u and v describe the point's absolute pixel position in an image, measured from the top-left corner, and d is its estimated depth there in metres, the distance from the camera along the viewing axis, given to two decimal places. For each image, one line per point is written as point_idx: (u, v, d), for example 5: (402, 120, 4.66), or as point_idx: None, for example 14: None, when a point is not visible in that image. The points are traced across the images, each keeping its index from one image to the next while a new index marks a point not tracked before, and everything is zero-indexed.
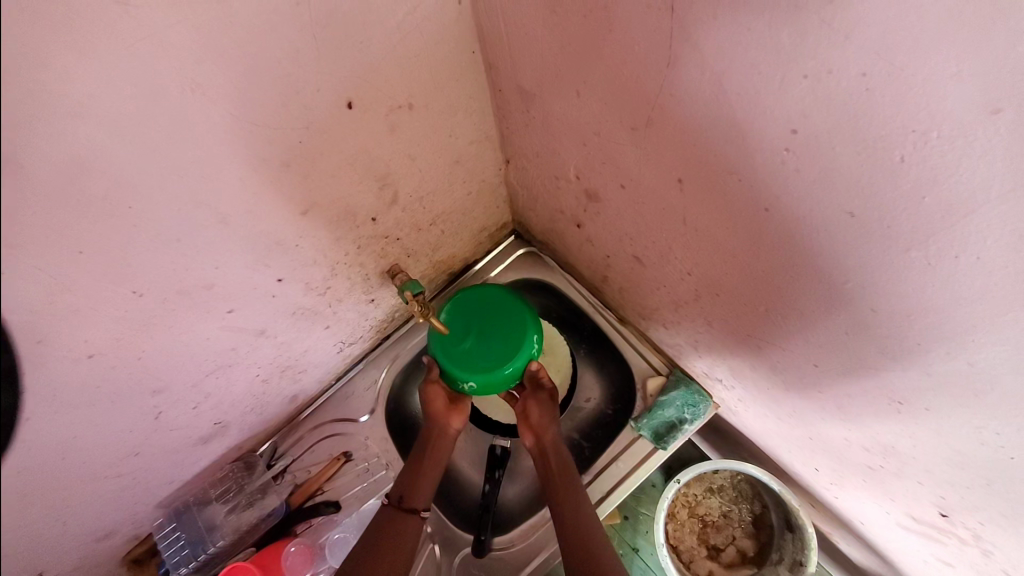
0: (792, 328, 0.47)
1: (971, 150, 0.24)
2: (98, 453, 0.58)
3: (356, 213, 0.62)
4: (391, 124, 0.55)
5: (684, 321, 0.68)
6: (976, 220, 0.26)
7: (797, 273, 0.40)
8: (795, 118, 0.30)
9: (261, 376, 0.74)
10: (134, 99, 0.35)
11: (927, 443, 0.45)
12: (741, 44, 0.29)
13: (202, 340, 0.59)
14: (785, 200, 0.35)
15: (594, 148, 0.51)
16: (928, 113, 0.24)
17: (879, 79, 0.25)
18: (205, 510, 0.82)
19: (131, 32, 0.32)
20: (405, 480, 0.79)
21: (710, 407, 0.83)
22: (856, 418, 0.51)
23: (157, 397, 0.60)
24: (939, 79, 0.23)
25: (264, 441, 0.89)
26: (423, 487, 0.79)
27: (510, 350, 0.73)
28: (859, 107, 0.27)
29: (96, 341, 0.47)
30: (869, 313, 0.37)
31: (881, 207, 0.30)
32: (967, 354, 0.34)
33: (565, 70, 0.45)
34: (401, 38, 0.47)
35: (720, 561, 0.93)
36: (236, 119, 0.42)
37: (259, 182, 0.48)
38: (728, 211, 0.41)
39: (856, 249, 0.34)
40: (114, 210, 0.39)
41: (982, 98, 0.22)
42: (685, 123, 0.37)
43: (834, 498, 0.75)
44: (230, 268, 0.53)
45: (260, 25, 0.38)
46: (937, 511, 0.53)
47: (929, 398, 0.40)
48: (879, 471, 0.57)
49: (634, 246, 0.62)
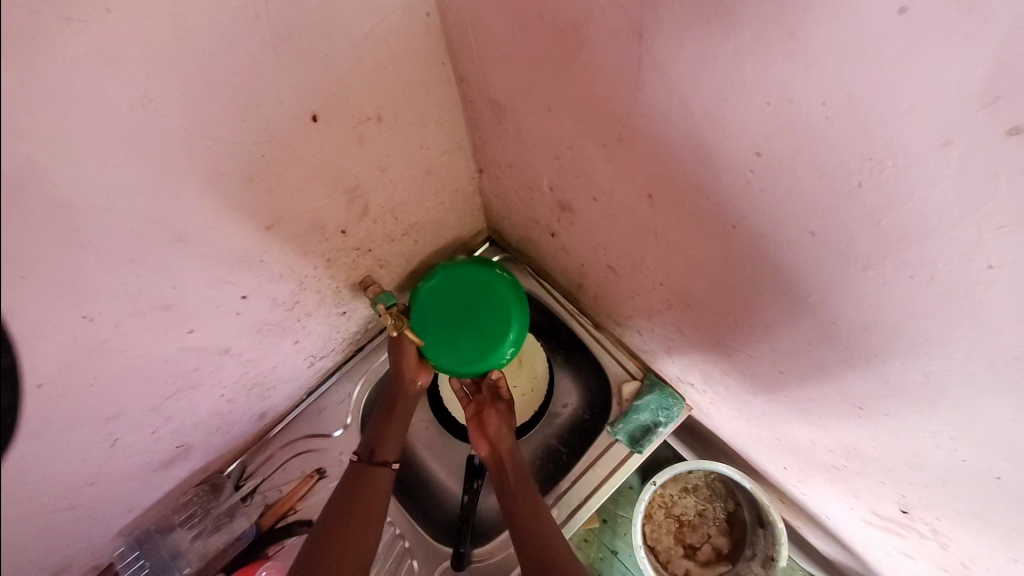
0: (759, 337, 0.49)
1: (924, 178, 0.25)
2: (47, 486, 0.55)
3: (325, 226, 0.60)
4: (360, 137, 0.53)
5: (657, 329, 0.69)
6: (931, 243, 0.28)
7: (763, 286, 0.41)
8: (759, 141, 0.31)
9: (227, 396, 0.71)
10: (79, 117, 0.33)
11: (887, 446, 0.47)
12: (706, 69, 0.29)
13: (162, 361, 0.56)
14: (752, 218, 0.36)
15: (566, 162, 0.52)
16: (883, 143, 0.25)
17: (839, 108, 0.26)
18: (169, 537, 0.78)
19: (73, 47, 0.30)
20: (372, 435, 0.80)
21: (684, 409, 0.84)
22: (820, 422, 0.53)
23: (113, 424, 0.56)
24: (892, 113, 0.24)
25: (232, 461, 0.86)
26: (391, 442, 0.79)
27: (486, 350, 0.76)
28: (819, 134, 0.27)
29: (41, 370, 0.44)
30: (831, 325, 0.39)
31: (841, 227, 0.31)
32: (922, 365, 0.35)
33: (536, 86, 0.45)
34: (367, 50, 0.46)
35: (696, 559, 0.95)
36: (194, 135, 0.40)
37: (221, 199, 0.46)
38: (697, 226, 0.42)
39: (819, 266, 0.35)
40: (60, 233, 0.37)
41: (934, 130, 0.23)
42: (654, 142, 0.37)
43: (802, 495, 0.78)
44: (189, 288, 0.51)
45: (217, 39, 0.36)
46: (898, 508, 0.55)
47: (889, 404, 0.42)
48: (843, 471, 0.59)
49: (607, 256, 0.63)
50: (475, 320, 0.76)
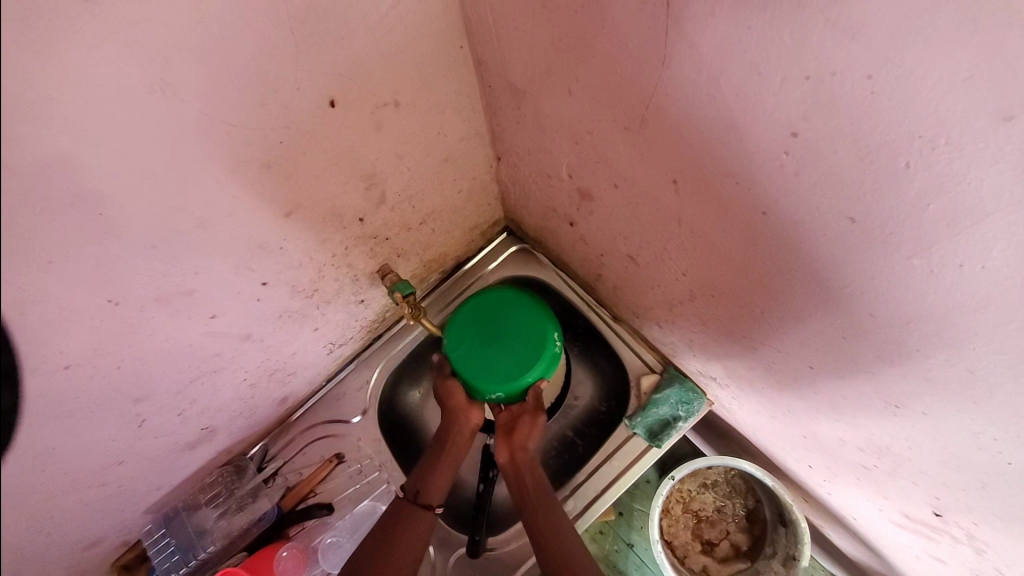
0: (785, 329, 0.47)
1: (981, 157, 0.23)
2: (80, 463, 0.57)
3: (343, 213, 0.60)
4: (378, 122, 0.53)
5: (678, 320, 0.67)
6: (984, 228, 0.25)
7: (794, 276, 0.39)
8: (795, 119, 0.29)
9: (249, 381, 0.73)
10: (99, 101, 0.33)
11: (923, 446, 0.45)
12: (739, 43, 0.27)
13: (186, 346, 0.57)
14: (784, 204, 0.34)
15: (586, 148, 0.50)
16: (937, 118, 0.23)
17: (886, 81, 0.23)
18: (195, 515, 0.80)
19: (91, 28, 0.30)
20: (420, 475, 0.77)
21: (705, 405, 0.83)
22: (851, 419, 0.51)
23: (140, 405, 0.58)
24: (948, 84, 0.22)
25: (254, 444, 0.88)
26: (439, 483, 0.77)
27: (510, 308, 0.79)
28: (863, 110, 0.25)
29: (72, 352, 0.45)
30: (868, 319, 0.36)
31: (882, 213, 0.29)
32: (968, 362, 0.33)
33: (557, 68, 0.43)
34: (384, 32, 0.45)
35: (714, 556, 0.93)
36: (211, 118, 0.39)
37: (239, 185, 0.46)
38: (724, 212, 0.40)
39: (856, 253, 0.33)
40: (85, 218, 0.37)
41: (994, 103, 0.21)
42: (680, 123, 0.36)
43: (828, 494, 0.75)
44: (210, 274, 0.51)
45: (233, 20, 0.36)
46: (932, 511, 0.53)
47: (927, 402, 0.39)
48: (873, 471, 0.57)
49: (628, 245, 0.61)
50: (488, 323, 0.78)
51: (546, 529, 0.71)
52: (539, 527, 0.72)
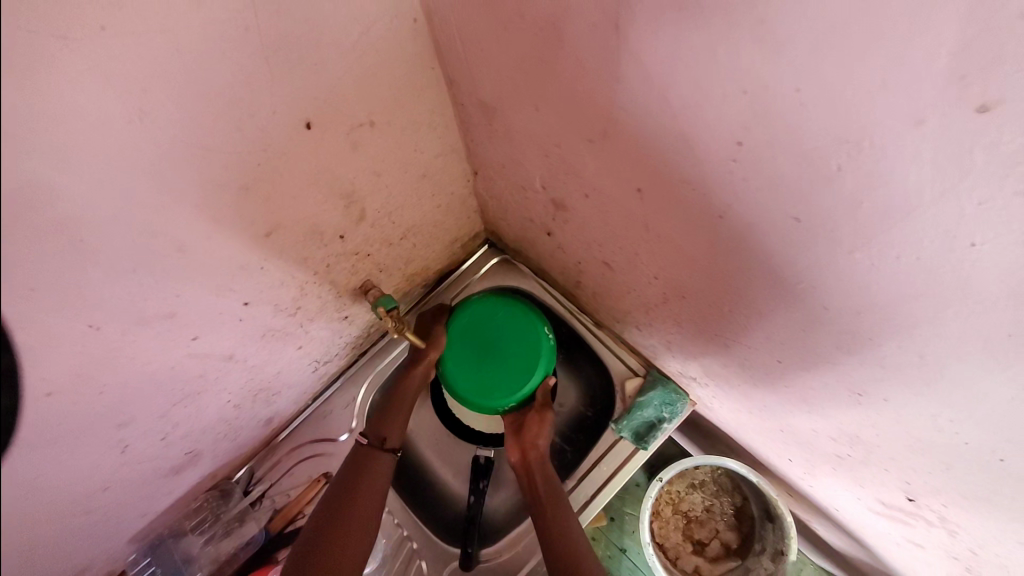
0: (754, 326, 0.49)
1: (901, 158, 0.25)
2: (61, 494, 0.56)
3: (323, 231, 0.61)
4: (354, 142, 0.54)
5: (656, 323, 0.69)
6: (912, 222, 0.28)
7: (754, 275, 0.42)
8: (738, 129, 0.31)
9: (233, 402, 0.72)
10: (79, 131, 0.34)
11: (888, 432, 0.47)
12: (683, 61, 0.30)
13: (168, 369, 0.57)
14: (737, 207, 0.36)
15: (556, 160, 0.52)
16: (860, 125, 0.25)
17: (811, 93, 0.26)
18: (181, 542, 0.79)
19: (70, 62, 0.31)
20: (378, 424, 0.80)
21: (687, 405, 0.85)
22: (822, 410, 0.53)
23: (122, 431, 0.57)
24: (865, 93, 0.24)
25: (240, 467, 0.87)
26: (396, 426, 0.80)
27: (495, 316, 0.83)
28: (796, 119, 0.28)
29: (52, 379, 0.45)
30: (823, 311, 0.39)
31: (823, 213, 0.31)
32: (916, 347, 0.35)
33: (523, 86, 0.45)
34: (357, 57, 0.47)
35: (705, 555, 0.95)
36: (190, 143, 0.40)
37: (219, 207, 0.47)
38: (686, 217, 0.42)
39: (806, 251, 0.35)
40: (65, 245, 0.38)
41: (906, 110, 0.23)
42: (638, 135, 0.38)
43: (810, 486, 0.77)
44: (192, 295, 0.52)
45: (208, 50, 0.37)
46: (904, 496, 0.55)
47: (886, 389, 0.42)
48: (848, 460, 0.59)
49: (603, 252, 0.63)
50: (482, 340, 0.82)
51: (554, 528, 0.72)
52: (547, 525, 0.73)
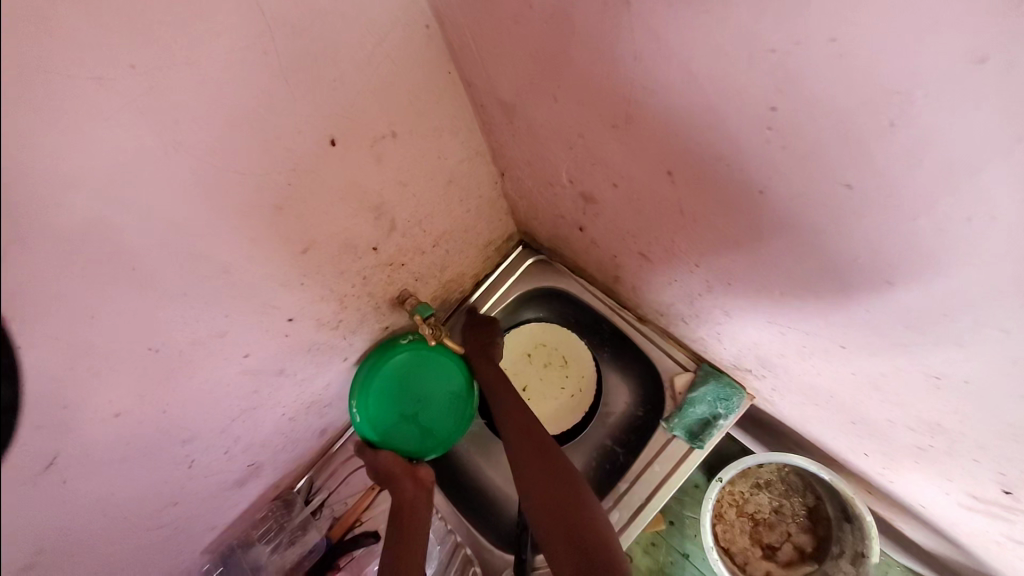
0: (808, 309, 0.45)
1: (962, 104, 0.22)
2: (138, 506, 0.60)
3: (357, 244, 0.62)
4: (378, 154, 0.55)
5: (701, 314, 0.66)
6: (985, 177, 0.24)
7: (803, 253, 0.38)
8: (771, 95, 0.28)
9: (288, 415, 0.76)
10: (121, 166, 0.36)
11: (975, 419, 0.42)
12: (701, 27, 0.28)
13: (223, 386, 0.60)
14: (778, 180, 0.33)
15: (580, 151, 0.51)
16: (909, 72, 0.22)
17: (849, 42, 0.23)
18: (249, 553, 0.82)
19: (106, 102, 0.33)
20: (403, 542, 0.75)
21: (745, 400, 0.79)
22: (896, 398, 0.48)
23: (188, 446, 0.61)
24: (914, 33, 0.21)
25: (301, 477, 0.90)
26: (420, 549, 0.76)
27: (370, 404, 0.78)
28: (832, 73, 0.25)
29: (120, 400, 0.49)
30: (885, 287, 0.35)
31: (877, 176, 0.28)
32: (1003, 321, 0.31)
33: (539, 79, 0.44)
34: (374, 68, 0.48)
35: (777, 561, 0.88)
36: (223, 170, 0.42)
37: (256, 228, 0.49)
38: (722, 197, 0.39)
39: (863, 222, 0.31)
40: (118, 275, 0.40)
41: (963, 46, 0.20)
42: (662, 116, 0.36)
43: (891, 483, 0.70)
44: (238, 315, 0.54)
45: (231, 79, 0.39)
46: (1001, 489, 0.48)
47: (969, 370, 0.37)
48: (930, 452, 0.53)
49: (638, 243, 0.61)
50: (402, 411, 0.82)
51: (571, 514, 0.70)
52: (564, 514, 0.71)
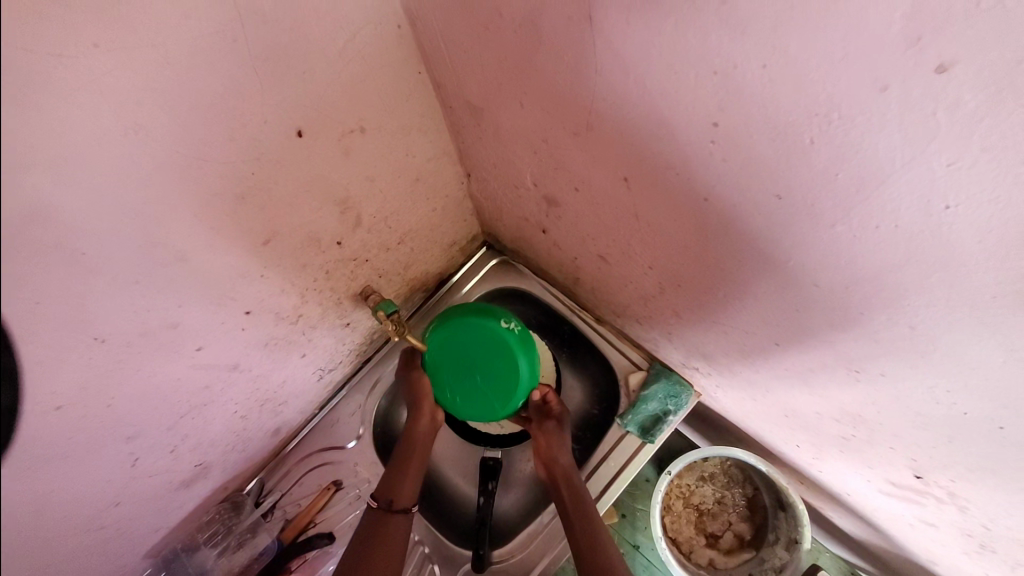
0: (747, 309, 0.49)
1: (869, 126, 0.26)
2: (73, 508, 0.57)
3: (321, 238, 0.62)
4: (347, 148, 0.56)
5: (655, 315, 0.70)
6: (887, 189, 0.28)
7: (742, 257, 0.42)
8: (713, 111, 0.32)
9: (240, 412, 0.73)
10: (76, 145, 0.35)
11: (890, 408, 0.47)
12: (654, 47, 0.31)
13: (173, 380, 0.58)
14: (719, 189, 0.37)
15: (545, 156, 0.53)
16: (827, 97, 0.26)
17: (779, 68, 0.27)
18: (195, 555, 0.79)
19: (64, 79, 0.32)
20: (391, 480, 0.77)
21: (691, 397, 0.85)
22: (823, 391, 0.53)
23: (132, 444, 0.58)
24: (830, 63, 0.25)
25: (251, 478, 0.87)
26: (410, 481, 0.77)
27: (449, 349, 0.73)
28: (765, 95, 0.29)
29: (61, 393, 0.46)
30: (812, 288, 0.39)
31: (802, 188, 0.32)
32: (907, 318, 0.36)
33: (507, 84, 0.46)
34: (344, 63, 0.48)
35: (719, 548, 0.94)
36: (185, 155, 0.42)
37: (217, 217, 0.48)
38: (673, 204, 0.43)
39: (792, 227, 0.36)
40: (65, 259, 0.39)
41: (869, 76, 0.24)
42: (621, 126, 0.39)
43: (819, 472, 0.77)
44: (193, 306, 0.53)
45: (200, 63, 0.38)
46: (912, 473, 0.55)
47: (883, 363, 0.42)
48: (853, 441, 0.59)
49: (597, 246, 0.64)
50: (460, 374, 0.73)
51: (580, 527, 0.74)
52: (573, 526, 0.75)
